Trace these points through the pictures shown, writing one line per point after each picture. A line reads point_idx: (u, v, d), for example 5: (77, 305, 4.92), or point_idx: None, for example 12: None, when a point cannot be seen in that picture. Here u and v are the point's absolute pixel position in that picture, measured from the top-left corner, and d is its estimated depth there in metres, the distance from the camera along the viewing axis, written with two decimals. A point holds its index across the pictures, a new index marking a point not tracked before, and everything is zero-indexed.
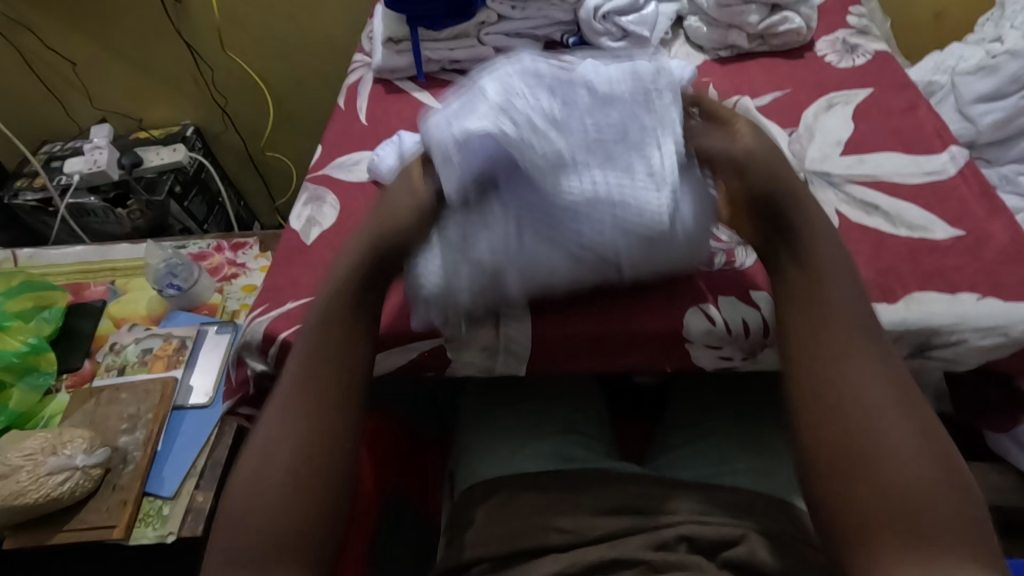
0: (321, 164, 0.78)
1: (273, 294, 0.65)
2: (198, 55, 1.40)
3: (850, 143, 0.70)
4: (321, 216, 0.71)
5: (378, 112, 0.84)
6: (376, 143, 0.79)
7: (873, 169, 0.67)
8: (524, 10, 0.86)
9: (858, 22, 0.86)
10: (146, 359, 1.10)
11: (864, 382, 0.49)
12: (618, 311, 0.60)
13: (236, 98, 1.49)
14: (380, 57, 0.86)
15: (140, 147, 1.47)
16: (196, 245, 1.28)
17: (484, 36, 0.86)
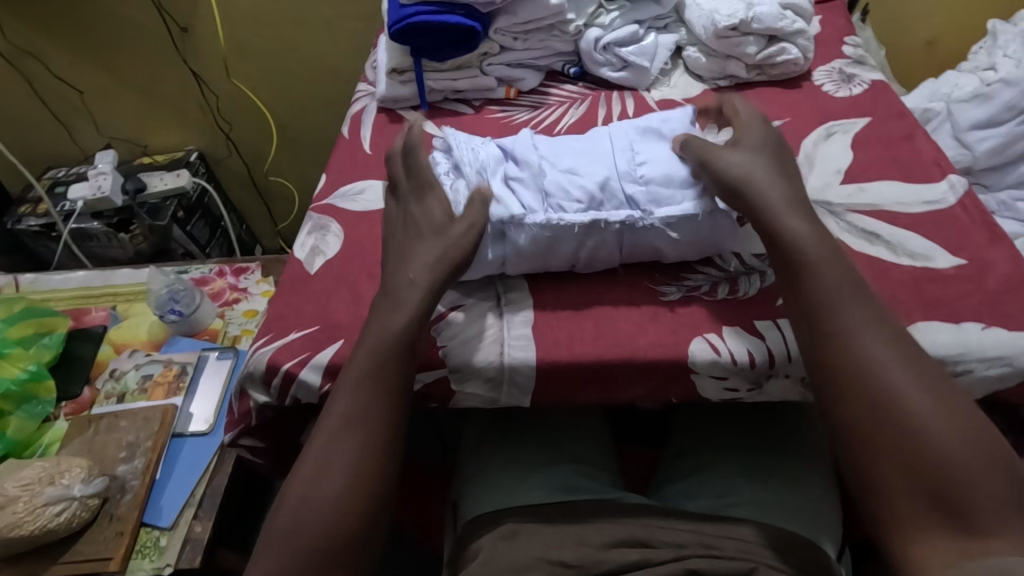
0: (325, 193, 0.79)
1: (277, 324, 0.65)
2: (203, 82, 1.42)
3: (851, 171, 0.71)
4: (325, 245, 0.72)
5: (382, 141, 0.85)
6: (380, 172, 0.80)
7: (875, 198, 0.68)
8: (526, 41, 0.87)
9: (853, 52, 0.88)
10: (146, 385, 1.10)
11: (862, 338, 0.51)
12: (623, 340, 0.60)
13: (240, 123, 1.51)
14: (384, 87, 0.88)
15: (144, 174, 1.49)
16: (198, 269, 1.29)
17: (487, 66, 0.88)
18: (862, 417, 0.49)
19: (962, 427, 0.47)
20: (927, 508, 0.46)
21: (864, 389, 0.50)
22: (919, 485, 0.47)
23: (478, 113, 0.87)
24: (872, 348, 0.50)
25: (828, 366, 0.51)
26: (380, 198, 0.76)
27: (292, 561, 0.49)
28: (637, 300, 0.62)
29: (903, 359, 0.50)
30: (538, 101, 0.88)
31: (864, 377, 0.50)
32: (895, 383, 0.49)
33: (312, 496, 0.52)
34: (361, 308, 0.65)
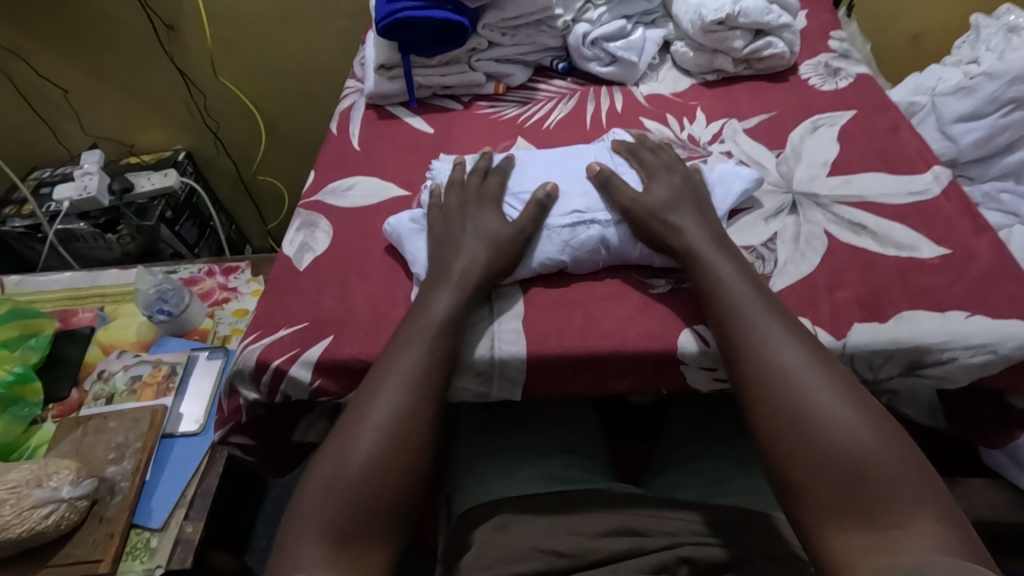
0: (314, 190, 0.79)
1: (266, 321, 0.64)
2: (189, 80, 1.41)
3: (837, 163, 0.71)
4: (314, 242, 0.72)
5: (371, 139, 0.85)
6: (370, 169, 0.80)
7: (860, 190, 0.68)
8: (514, 36, 0.88)
9: (839, 46, 0.89)
10: (135, 386, 1.09)
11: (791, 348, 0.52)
12: (613, 331, 0.60)
13: (228, 122, 1.50)
14: (372, 84, 0.88)
15: (130, 173, 1.48)
16: (187, 269, 1.28)
17: (476, 62, 0.88)
18: (776, 413, 0.50)
19: (869, 426, 0.48)
20: (835, 501, 0.46)
21: (770, 386, 0.51)
22: (824, 480, 0.47)
23: (467, 109, 0.88)
24: (783, 348, 0.52)
25: (745, 368, 0.53)
26: (370, 195, 0.76)
27: (324, 543, 0.48)
28: (626, 295, 0.63)
29: (813, 359, 0.52)
30: (527, 97, 0.89)
31: (791, 385, 0.50)
32: (805, 382, 0.50)
33: (338, 480, 0.51)
34: (351, 305, 0.64)
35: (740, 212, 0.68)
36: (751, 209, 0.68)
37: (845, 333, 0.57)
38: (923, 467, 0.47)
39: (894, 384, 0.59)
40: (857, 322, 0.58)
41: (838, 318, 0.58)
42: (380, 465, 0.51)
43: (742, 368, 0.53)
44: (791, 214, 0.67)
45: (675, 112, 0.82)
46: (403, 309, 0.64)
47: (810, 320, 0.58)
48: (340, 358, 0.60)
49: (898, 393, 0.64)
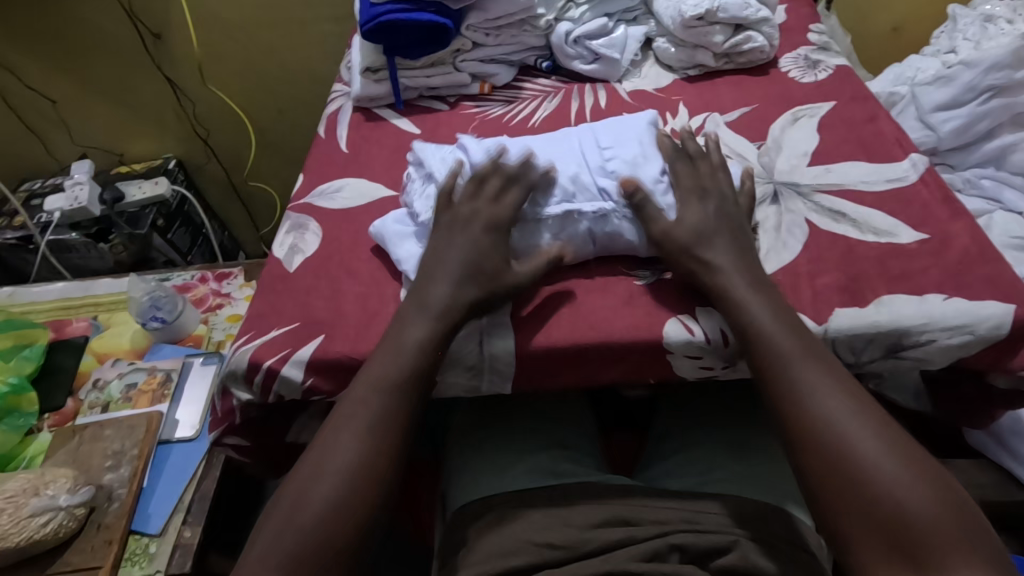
0: (303, 193, 0.80)
1: (257, 323, 0.65)
2: (178, 89, 1.41)
3: (818, 153, 0.73)
4: (304, 243, 0.72)
5: (359, 140, 0.86)
6: (358, 170, 0.81)
7: (840, 179, 0.69)
8: (498, 36, 0.89)
9: (818, 39, 0.90)
10: (131, 394, 1.09)
11: (817, 377, 0.53)
12: (600, 323, 0.61)
13: (218, 129, 1.50)
14: (358, 86, 0.89)
15: (121, 183, 1.48)
16: (180, 277, 1.29)
17: (460, 63, 0.89)
18: (815, 451, 0.51)
19: (906, 463, 0.49)
20: (875, 540, 0.47)
21: (806, 423, 0.52)
22: (863, 518, 0.48)
23: (453, 109, 0.89)
24: (817, 383, 0.53)
25: (776, 397, 0.54)
26: (358, 196, 0.77)
27: (305, 548, 0.50)
28: (612, 287, 0.64)
29: (847, 395, 0.53)
30: (512, 96, 0.90)
31: (820, 414, 0.52)
32: (840, 419, 0.51)
33: (336, 524, 0.51)
34: (341, 305, 0.65)
35: None
36: None
37: (826, 319, 0.58)
38: (960, 502, 0.48)
39: (876, 367, 0.61)
40: (838, 308, 0.59)
41: (819, 305, 0.59)
42: (349, 498, 0.52)
43: (778, 403, 0.54)
44: (772, 204, 0.68)
45: (657, 107, 0.83)
46: (392, 307, 0.65)
47: (791, 307, 0.59)
48: (331, 357, 0.61)
49: (881, 377, 0.66)
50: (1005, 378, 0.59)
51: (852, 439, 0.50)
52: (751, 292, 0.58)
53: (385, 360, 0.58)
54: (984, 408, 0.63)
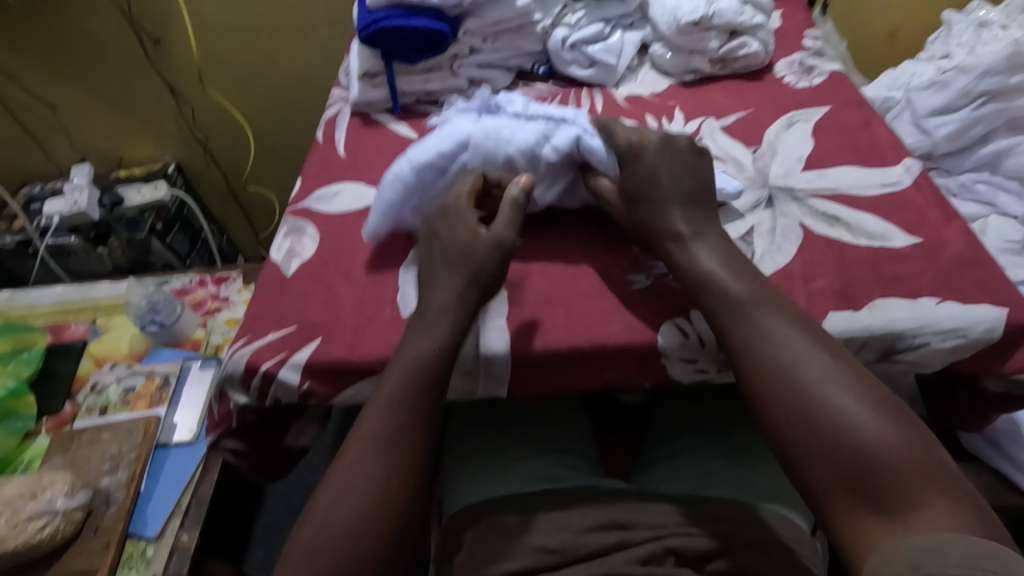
0: (300, 197, 0.80)
1: (255, 326, 0.65)
2: (177, 93, 1.42)
3: (812, 157, 0.73)
4: (301, 247, 0.73)
5: (356, 145, 0.87)
6: (355, 174, 0.82)
7: (835, 183, 0.70)
8: (495, 42, 0.89)
9: (813, 44, 0.91)
10: (129, 398, 1.10)
11: (775, 328, 0.53)
12: (596, 327, 0.61)
13: (217, 133, 1.51)
14: (356, 91, 0.89)
15: (120, 186, 1.49)
16: (178, 280, 1.29)
17: (458, 68, 0.89)
18: (786, 406, 0.50)
19: (878, 412, 0.48)
20: (849, 490, 0.47)
21: (766, 372, 0.52)
22: (836, 470, 0.47)
23: None
24: (777, 330, 0.53)
25: (736, 349, 0.54)
26: (355, 200, 0.78)
27: (301, 553, 0.50)
28: (608, 289, 0.64)
29: (820, 347, 0.52)
30: None
31: (779, 364, 0.52)
32: (806, 374, 0.51)
33: (351, 536, 0.50)
34: (338, 308, 0.65)
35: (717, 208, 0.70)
36: (727, 204, 0.70)
37: (820, 322, 0.59)
38: (934, 452, 0.47)
39: (869, 371, 0.61)
40: (831, 311, 0.59)
41: (813, 308, 0.60)
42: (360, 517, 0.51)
43: (747, 364, 0.54)
44: (767, 209, 0.69)
45: (653, 112, 0.83)
46: (390, 310, 0.65)
47: None
48: (327, 361, 0.61)
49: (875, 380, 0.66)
50: (998, 382, 0.59)
51: (810, 388, 0.50)
52: (709, 263, 0.58)
53: (397, 374, 0.57)
54: (978, 411, 0.64)
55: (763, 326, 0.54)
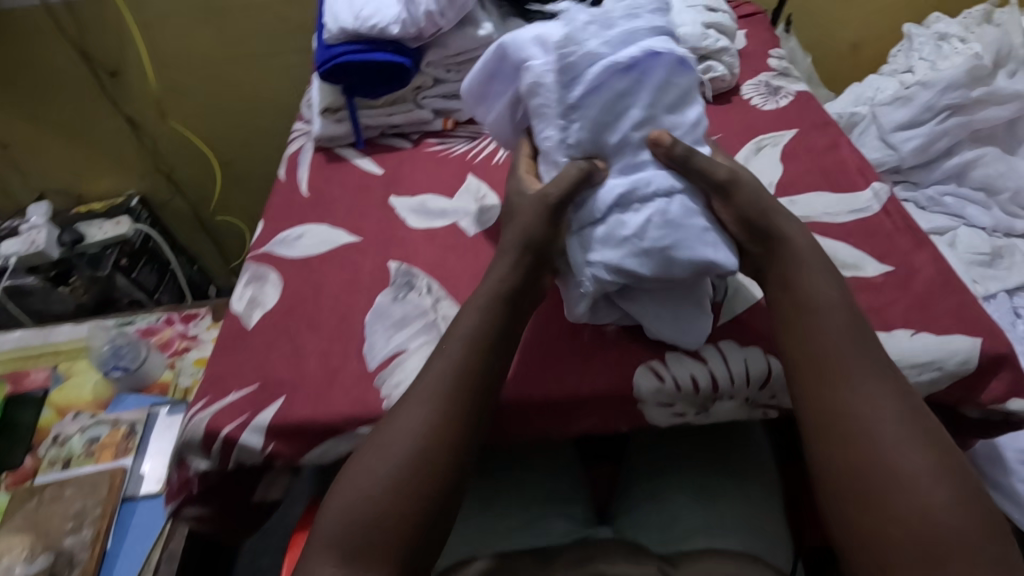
0: (262, 241, 0.77)
1: (214, 385, 0.62)
2: (137, 125, 1.38)
3: (782, 184, 0.73)
4: (263, 296, 0.70)
5: (320, 183, 0.84)
6: (319, 215, 0.79)
7: (807, 210, 0.69)
8: (459, 72, 0.87)
9: (779, 64, 0.91)
10: (93, 448, 1.05)
11: (866, 394, 0.51)
12: (569, 373, 0.59)
13: (181, 164, 1.47)
14: (318, 127, 0.87)
15: (82, 223, 1.44)
16: (144, 319, 1.25)
17: (422, 100, 0.87)
18: (853, 462, 0.49)
19: (950, 487, 0.47)
20: (906, 562, 0.46)
21: (846, 433, 0.50)
22: (905, 534, 0.46)
23: (416, 147, 0.87)
24: (868, 389, 0.51)
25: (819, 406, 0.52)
26: (319, 243, 0.75)
27: None
28: (582, 330, 0.62)
29: (898, 408, 0.51)
30: (475, 131, 0.88)
31: (861, 430, 0.50)
32: (881, 442, 0.49)
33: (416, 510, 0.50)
34: (302, 362, 0.62)
35: None
36: None
37: None
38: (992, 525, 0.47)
39: None
40: None
41: None
42: (404, 518, 0.49)
43: (817, 416, 0.52)
44: None
45: None
46: (356, 362, 0.62)
47: (762, 347, 0.58)
48: (292, 421, 0.58)
49: None
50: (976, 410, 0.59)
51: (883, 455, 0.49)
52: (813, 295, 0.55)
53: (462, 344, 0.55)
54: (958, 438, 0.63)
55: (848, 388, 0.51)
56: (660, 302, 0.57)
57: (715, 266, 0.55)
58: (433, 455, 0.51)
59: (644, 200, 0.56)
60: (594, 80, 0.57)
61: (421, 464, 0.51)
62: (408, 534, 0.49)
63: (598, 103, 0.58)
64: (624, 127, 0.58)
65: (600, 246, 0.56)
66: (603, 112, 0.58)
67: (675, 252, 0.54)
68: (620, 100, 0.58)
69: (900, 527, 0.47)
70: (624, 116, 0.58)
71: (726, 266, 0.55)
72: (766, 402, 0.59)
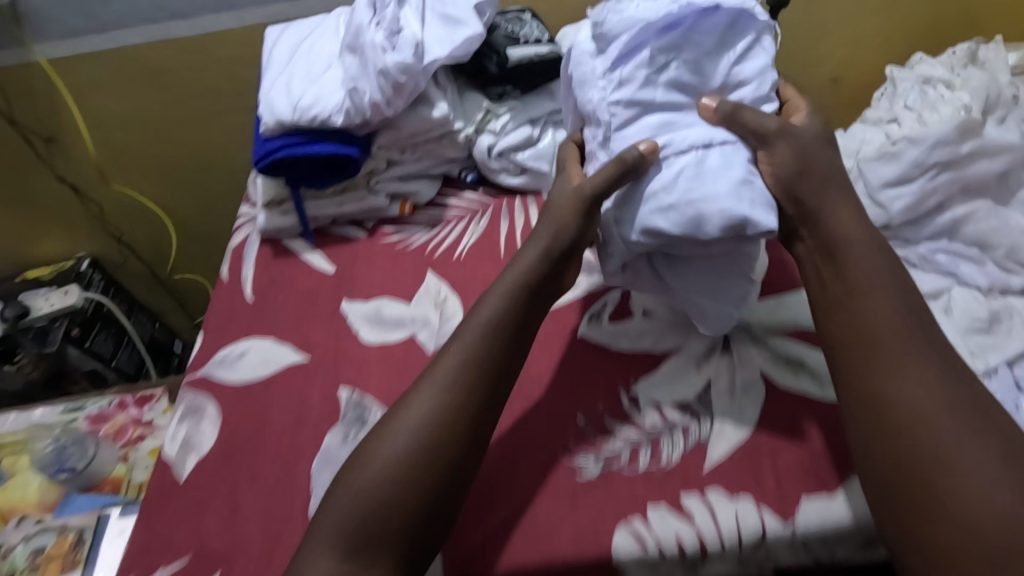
0: (199, 361, 0.70)
1: (140, 560, 0.55)
2: (80, 190, 1.29)
3: (769, 282, 0.67)
4: (198, 436, 0.63)
5: (265, 285, 0.77)
6: (264, 326, 0.72)
7: (796, 316, 0.64)
8: (415, 153, 0.81)
9: None
10: (37, 562, 0.96)
11: (875, 309, 0.52)
12: (540, 536, 0.53)
13: (132, 225, 1.38)
14: (263, 219, 0.80)
15: (27, 293, 1.34)
16: (96, 403, 1.16)
17: (375, 184, 0.80)
18: (862, 380, 0.50)
19: (958, 415, 0.46)
20: (902, 487, 0.46)
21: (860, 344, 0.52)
22: (901, 452, 0.47)
23: (370, 238, 0.80)
24: (875, 304, 0.52)
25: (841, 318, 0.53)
26: (263, 364, 0.68)
27: None
28: (555, 484, 0.55)
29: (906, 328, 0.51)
30: (435, 216, 0.81)
31: (869, 339, 0.51)
32: (891, 359, 0.50)
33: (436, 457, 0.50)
34: (240, 527, 0.56)
35: (668, 357, 0.62)
36: (680, 351, 0.62)
37: (792, 512, 0.51)
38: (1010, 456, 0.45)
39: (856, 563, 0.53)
40: (803, 496, 0.52)
41: (783, 492, 0.53)
42: (413, 457, 0.50)
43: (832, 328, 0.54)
44: (724, 355, 0.61)
45: None
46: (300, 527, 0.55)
47: (753, 498, 0.52)
48: None
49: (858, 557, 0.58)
50: None
51: (887, 373, 0.49)
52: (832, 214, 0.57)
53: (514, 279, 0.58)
54: None
55: (861, 306, 0.53)
56: (694, 283, 0.59)
57: (749, 225, 0.52)
58: (465, 401, 0.52)
59: (680, 155, 0.56)
60: (639, 42, 0.58)
61: (453, 412, 0.52)
62: (419, 478, 0.49)
63: (645, 65, 0.58)
64: (663, 86, 0.58)
65: (628, 209, 0.58)
66: (649, 74, 0.58)
67: (703, 206, 0.53)
68: (665, 56, 0.58)
69: (895, 451, 0.47)
70: (667, 71, 0.58)
71: (763, 228, 0.52)
72: (762, 562, 0.53)
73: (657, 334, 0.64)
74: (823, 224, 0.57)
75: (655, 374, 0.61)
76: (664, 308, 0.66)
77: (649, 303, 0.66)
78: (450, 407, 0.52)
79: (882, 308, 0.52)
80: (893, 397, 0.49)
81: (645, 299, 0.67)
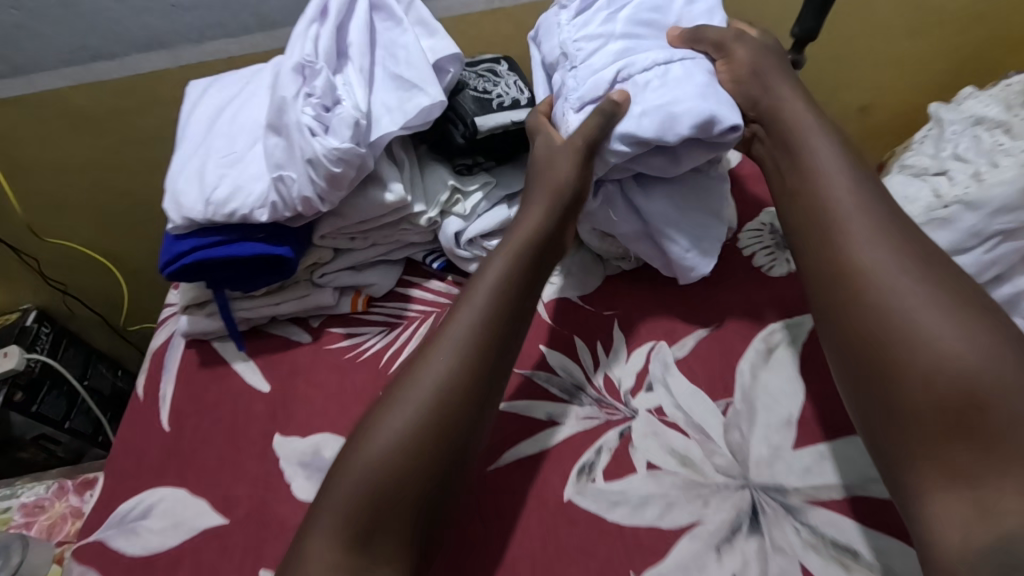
0: (97, 519, 0.56)
1: None
2: (12, 245, 1.15)
3: (807, 421, 0.53)
4: None
5: (185, 407, 0.63)
6: (178, 468, 0.58)
7: (844, 476, 0.49)
8: (368, 239, 0.65)
9: None
10: None
11: (849, 196, 0.51)
12: None
13: (77, 277, 1.23)
14: (184, 322, 0.66)
15: None
16: (32, 489, 1.03)
17: (319, 278, 0.66)
18: (851, 297, 0.47)
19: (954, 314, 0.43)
20: (910, 401, 0.42)
21: (848, 265, 0.48)
22: (897, 358, 0.43)
23: (315, 341, 0.66)
24: (850, 208, 0.50)
25: (825, 223, 0.51)
26: (172, 525, 0.54)
27: None
28: None
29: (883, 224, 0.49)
30: (394, 312, 0.67)
31: (855, 249, 0.49)
32: (875, 257, 0.47)
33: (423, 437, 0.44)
34: None
35: (679, 534, 0.48)
36: (694, 526, 0.48)
37: None
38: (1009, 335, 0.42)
39: None
40: None
41: None
42: (405, 434, 0.43)
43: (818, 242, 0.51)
44: (752, 534, 0.48)
45: (584, 335, 0.62)
46: None
47: None
48: None
49: None
50: None
51: (872, 273, 0.47)
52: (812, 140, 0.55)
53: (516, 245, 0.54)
54: None
55: (833, 195, 0.51)
56: (679, 205, 0.60)
57: (717, 121, 0.53)
58: (461, 366, 0.47)
59: (643, 73, 0.57)
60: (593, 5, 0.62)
61: (445, 387, 0.46)
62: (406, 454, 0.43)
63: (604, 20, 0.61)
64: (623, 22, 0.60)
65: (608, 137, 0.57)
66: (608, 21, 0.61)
67: (675, 107, 0.53)
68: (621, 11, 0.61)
69: (896, 348, 0.43)
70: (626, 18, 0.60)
71: (729, 124, 0.53)
72: None
73: (665, 498, 0.50)
74: (791, 146, 0.57)
75: (665, 560, 0.47)
76: (674, 460, 0.52)
77: (653, 453, 0.53)
78: (446, 386, 0.46)
79: (858, 218, 0.50)
80: (883, 285, 0.46)
81: (649, 447, 0.53)
